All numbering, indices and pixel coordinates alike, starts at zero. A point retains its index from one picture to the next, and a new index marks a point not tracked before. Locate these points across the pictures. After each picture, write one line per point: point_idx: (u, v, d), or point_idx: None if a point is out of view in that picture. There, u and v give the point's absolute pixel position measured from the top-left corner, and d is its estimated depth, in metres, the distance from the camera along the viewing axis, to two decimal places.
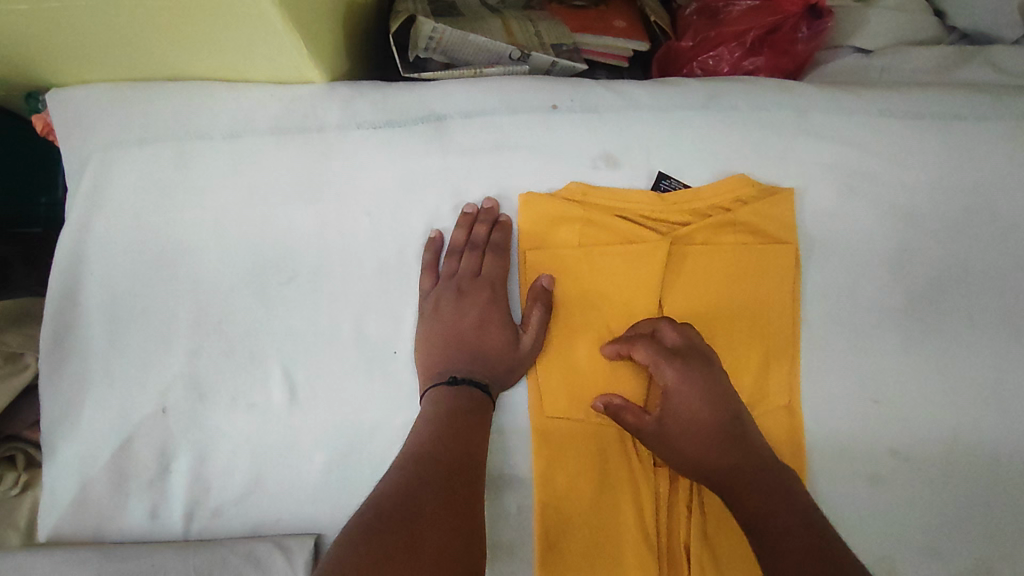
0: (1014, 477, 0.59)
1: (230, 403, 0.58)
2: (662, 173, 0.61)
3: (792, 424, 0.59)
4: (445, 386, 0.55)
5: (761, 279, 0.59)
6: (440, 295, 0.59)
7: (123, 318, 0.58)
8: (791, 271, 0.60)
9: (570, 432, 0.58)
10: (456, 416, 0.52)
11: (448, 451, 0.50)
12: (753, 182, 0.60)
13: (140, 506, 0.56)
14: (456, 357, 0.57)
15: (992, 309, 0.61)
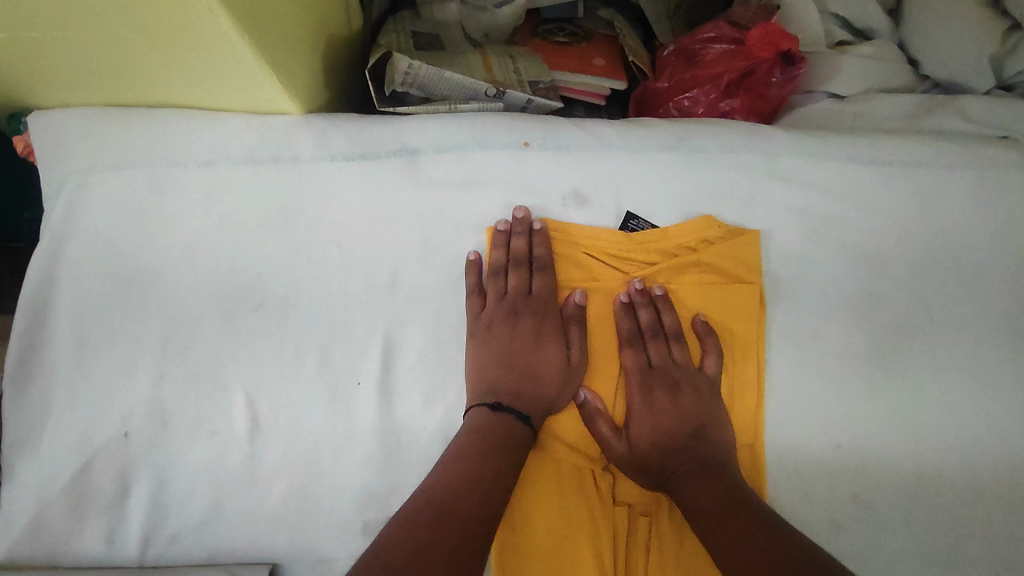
0: (976, 526, 0.59)
1: (192, 428, 0.58)
2: (631, 214, 0.62)
3: (756, 464, 0.59)
4: (487, 410, 0.56)
5: (723, 321, 0.61)
6: (514, 374, 0.59)
7: (91, 341, 0.59)
8: (756, 312, 0.60)
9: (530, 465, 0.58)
10: (481, 442, 0.53)
11: (470, 498, 0.49)
12: (720, 224, 0.61)
13: (97, 530, 0.56)
14: (502, 374, 0.59)
15: (958, 356, 0.61)
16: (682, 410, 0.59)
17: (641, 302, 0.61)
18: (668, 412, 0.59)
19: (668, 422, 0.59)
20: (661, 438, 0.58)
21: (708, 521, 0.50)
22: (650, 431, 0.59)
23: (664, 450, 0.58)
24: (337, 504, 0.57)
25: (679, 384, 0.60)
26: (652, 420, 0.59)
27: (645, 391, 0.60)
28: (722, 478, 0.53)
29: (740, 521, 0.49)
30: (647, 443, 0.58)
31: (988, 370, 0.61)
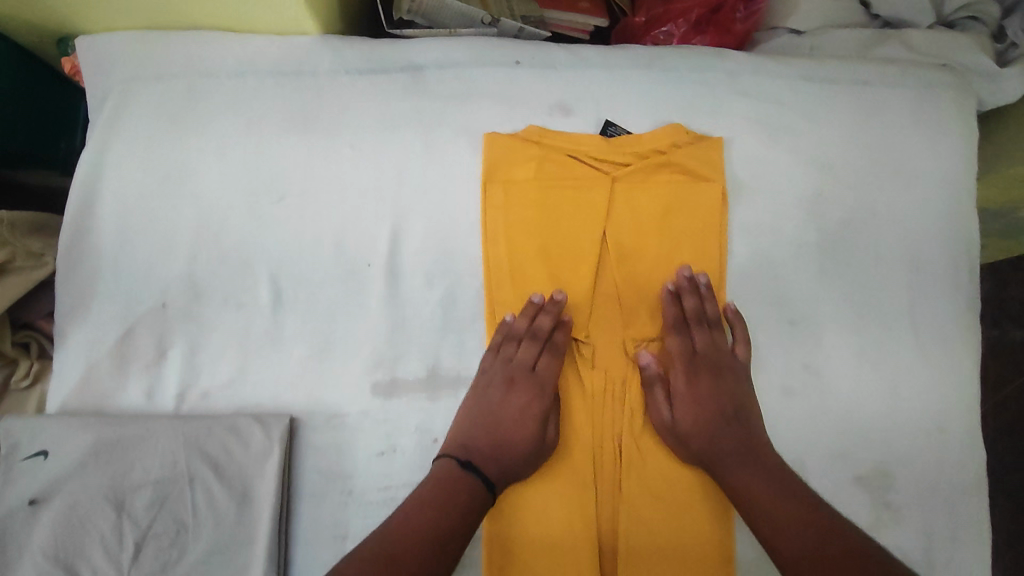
0: (912, 393, 0.67)
1: (222, 302, 0.66)
2: (609, 122, 0.70)
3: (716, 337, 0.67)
4: (453, 465, 0.59)
5: (693, 215, 0.68)
6: (518, 369, 0.64)
7: (132, 226, 0.67)
8: (719, 206, 0.68)
9: None
10: (437, 489, 0.57)
11: (424, 540, 0.53)
12: (685, 130, 0.69)
13: (138, 386, 0.64)
14: (479, 434, 0.62)
15: (897, 248, 0.69)
16: (724, 394, 0.64)
17: (688, 289, 0.66)
18: (709, 396, 0.64)
19: (708, 404, 0.63)
20: (701, 420, 0.63)
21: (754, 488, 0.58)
22: (699, 415, 0.63)
23: (710, 429, 0.62)
24: (350, 368, 0.65)
25: (722, 368, 0.65)
26: (695, 401, 0.64)
27: (690, 374, 0.65)
28: (765, 461, 0.60)
29: (779, 491, 0.57)
30: (696, 423, 0.63)
31: (923, 260, 0.69)
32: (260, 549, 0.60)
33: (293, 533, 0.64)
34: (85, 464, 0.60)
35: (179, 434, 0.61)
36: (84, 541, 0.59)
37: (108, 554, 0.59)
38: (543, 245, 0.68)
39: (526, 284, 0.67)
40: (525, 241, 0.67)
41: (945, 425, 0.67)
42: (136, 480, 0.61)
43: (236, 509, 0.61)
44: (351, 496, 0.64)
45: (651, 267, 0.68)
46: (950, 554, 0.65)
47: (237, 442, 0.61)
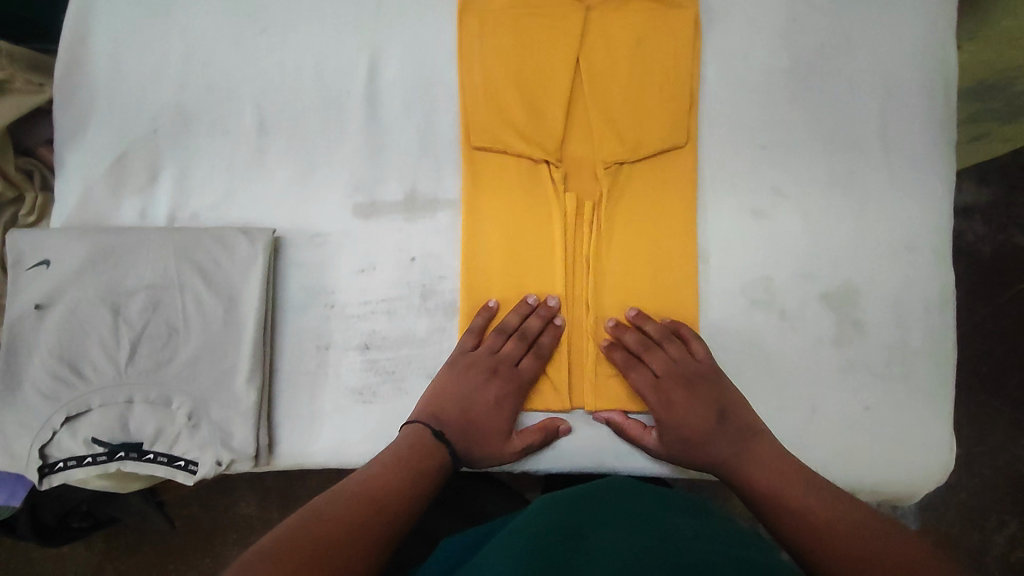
0: (880, 213, 0.68)
1: (209, 129, 0.69)
2: None
3: (689, 161, 0.68)
4: (427, 432, 0.59)
5: (667, 39, 0.69)
6: (478, 364, 0.63)
7: (123, 58, 0.70)
8: (692, 29, 0.69)
9: (491, 160, 0.68)
10: (414, 453, 0.57)
11: (399, 499, 0.52)
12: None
13: (132, 206, 0.68)
14: (450, 412, 0.62)
15: (870, 72, 0.69)
16: (708, 397, 0.62)
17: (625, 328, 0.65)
18: (690, 408, 0.62)
19: (693, 417, 0.61)
20: (697, 433, 0.61)
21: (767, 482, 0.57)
22: (682, 416, 0.62)
23: (703, 443, 0.61)
24: (330, 190, 0.68)
25: (691, 379, 0.63)
26: (678, 416, 0.62)
27: (663, 397, 0.63)
28: (784, 469, 0.57)
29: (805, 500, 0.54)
30: (691, 434, 0.61)
31: (898, 86, 0.69)
32: (247, 348, 0.63)
33: (279, 343, 0.67)
34: (82, 270, 0.64)
35: (169, 243, 0.65)
36: (85, 341, 0.63)
37: (106, 352, 0.63)
38: (517, 73, 0.69)
39: (501, 107, 0.68)
40: (499, 67, 0.69)
41: (914, 246, 0.68)
42: (130, 286, 0.64)
43: (224, 313, 0.64)
44: (333, 309, 0.67)
45: (623, 91, 0.69)
46: (915, 368, 0.67)
47: (224, 252, 0.65)
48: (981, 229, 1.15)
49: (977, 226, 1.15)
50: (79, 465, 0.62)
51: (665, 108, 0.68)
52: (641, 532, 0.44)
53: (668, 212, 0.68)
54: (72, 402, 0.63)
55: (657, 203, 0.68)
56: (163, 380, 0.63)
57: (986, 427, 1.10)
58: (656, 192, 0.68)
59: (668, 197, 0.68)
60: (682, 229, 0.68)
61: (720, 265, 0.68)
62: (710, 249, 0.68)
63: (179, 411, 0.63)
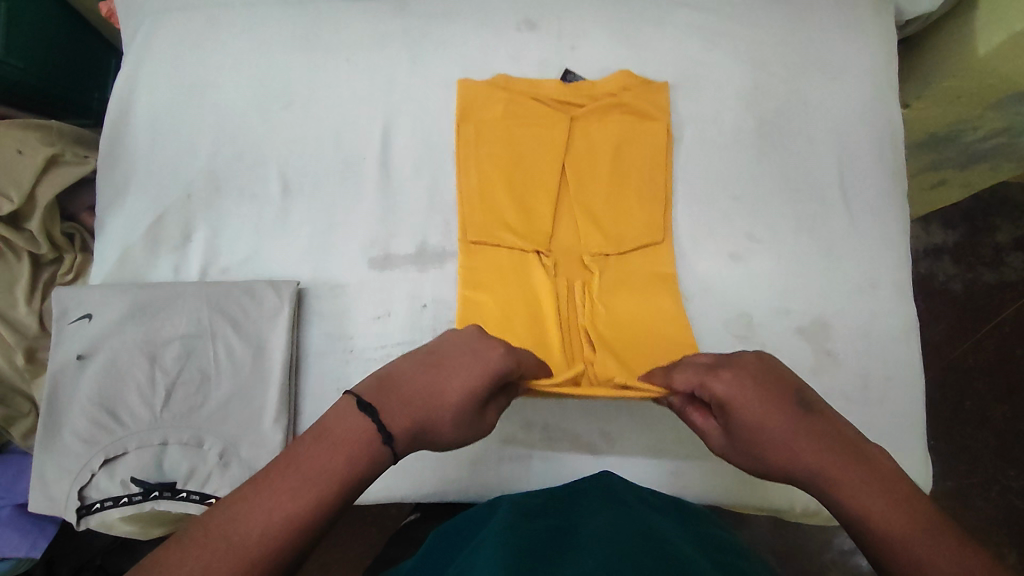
0: (845, 255, 0.76)
1: (238, 193, 0.76)
2: (568, 70, 0.80)
3: (667, 257, 0.75)
4: (356, 403, 0.48)
5: (645, 147, 0.77)
6: (448, 348, 0.55)
7: (160, 131, 0.78)
8: (665, 136, 0.77)
9: (486, 250, 0.75)
10: (316, 452, 0.44)
11: (267, 531, 0.41)
12: (634, 75, 0.78)
13: (167, 263, 0.74)
14: (404, 386, 0.51)
15: (827, 131, 0.78)
16: (767, 384, 0.52)
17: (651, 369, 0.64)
18: (755, 395, 0.51)
19: (757, 405, 0.51)
20: (769, 425, 0.50)
21: (881, 509, 0.44)
22: (743, 425, 0.51)
23: (780, 444, 0.49)
24: (348, 247, 0.75)
25: (742, 363, 0.55)
26: (743, 399, 0.51)
27: (718, 382, 0.53)
28: (885, 489, 0.45)
29: (926, 536, 0.42)
30: (756, 430, 0.50)
31: (852, 143, 0.78)
32: (274, 390, 0.69)
33: (302, 387, 0.72)
34: (122, 323, 0.70)
35: (203, 295, 0.71)
36: (123, 389, 0.69)
37: (143, 398, 0.68)
38: (510, 179, 0.77)
39: (494, 208, 0.76)
40: (494, 172, 0.77)
41: (878, 283, 0.75)
42: (165, 336, 0.70)
43: (252, 359, 0.70)
44: (352, 353, 0.72)
45: (605, 194, 0.77)
46: (887, 395, 0.73)
47: (253, 303, 0.71)
48: (951, 267, 1.26)
49: (948, 265, 1.27)
50: (116, 505, 0.66)
51: (643, 208, 0.76)
52: (614, 521, 0.53)
53: (654, 299, 0.73)
54: (111, 445, 0.67)
55: (641, 287, 0.74)
56: (195, 422, 0.68)
57: (976, 458, 1.16)
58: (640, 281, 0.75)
59: (651, 286, 0.74)
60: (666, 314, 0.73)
61: (704, 304, 0.75)
62: (693, 290, 0.75)
63: (211, 451, 0.68)
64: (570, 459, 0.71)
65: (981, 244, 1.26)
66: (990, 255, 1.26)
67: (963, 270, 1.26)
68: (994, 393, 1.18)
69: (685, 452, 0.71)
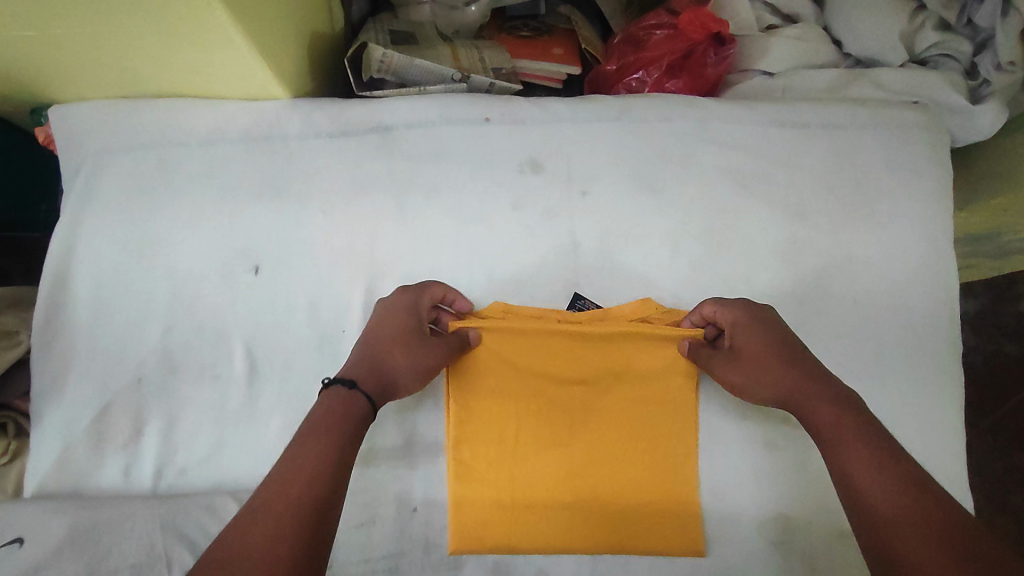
0: (899, 444, 0.66)
1: (197, 374, 0.65)
2: (577, 295, 0.68)
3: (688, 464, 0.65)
4: (334, 383, 0.53)
5: (669, 384, 0.65)
6: (405, 316, 0.61)
7: (106, 300, 0.67)
8: (690, 380, 0.65)
9: (479, 450, 0.64)
10: (316, 424, 0.49)
11: (307, 479, 0.45)
12: (659, 304, 0.67)
13: (115, 465, 0.64)
14: (363, 355, 0.58)
15: (871, 294, 0.69)
16: (766, 322, 0.61)
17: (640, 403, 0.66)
18: (751, 329, 0.60)
19: (749, 332, 0.60)
20: (755, 350, 0.59)
21: (825, 423, 0.53)
22: (745, 352, 0.60)
23: (762, 377, 0.58)
24: None
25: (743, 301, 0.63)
26: (734, 332, 0.61)
27: (721, 316, 0.62)
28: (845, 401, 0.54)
29: (853, 447, 0.50)
30: (744, 350, 0.60)
31: (901, 305, 0.69)
32: None
33: None
34: (58, 552, 0.57)
35: (155, 515, 0.60)
36: None
37: None
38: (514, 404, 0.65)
39: (494, 429, 0.64)
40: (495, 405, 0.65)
41: (938, 467, 0.66)
42: (112, 565, 0.57)
43: None
44: None
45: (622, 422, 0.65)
46: None
47: (213, 521, 0.60)
48: (971, 339, 1.17)
49: (968, 337, 1.17)
50: None
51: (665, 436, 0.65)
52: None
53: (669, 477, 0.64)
54: None
55: (652, 506, 0.63)
56: None
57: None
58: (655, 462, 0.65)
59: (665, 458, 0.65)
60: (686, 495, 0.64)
61: (738, 502, 0.64)
62: (729, 484, 0.65)
63: None
64: None
65: (1004, 314, 1.16)
66: (1011, 323, 1.15)
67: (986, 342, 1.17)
68: (1019, 483, 1.13)
69: None
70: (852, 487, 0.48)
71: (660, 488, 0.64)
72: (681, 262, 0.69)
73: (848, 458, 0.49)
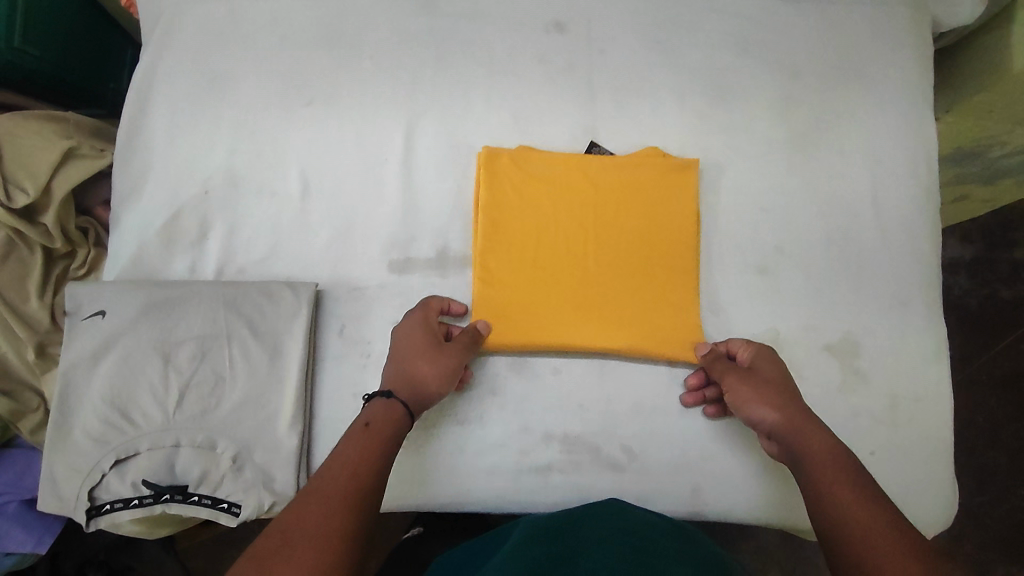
0: (876, 273, 0.74)
1: (257, 191, 0.75)
2: (593, 142, 0.77)
3: (687, 282, 0.73)
4: (381, 402, 0.62)
5: (673, 217, 0.74)
6: (418, 325, 0.67)
7: (179, 126, 0.76)
8: (691, 214, 0.74)
9: (501, 268, 0.73)
10: (381, 425, 0.60)
11: (368, 472, 0.55)
12: (663, 153, 0.76)
13: (183, 262, 0.73)
14: (394, 372, 0.65)
15: (858, 147, 0.77)
16: (786, 386, 0.65)
17: (646, 237, 0.74)
18: (772, 376, 0.66)
19: (770, 377, 0.65)
20: (776, 390, 0.64)
21: (819, 453, 0.59)
22: (762, 376, 0.65)
23: (776, 405, 0.63)
24: (368, 249, 0.73)
25: (765, 352, 0.68)
26: (758, 374, 0.66)
27: (755, 357, 0.68)
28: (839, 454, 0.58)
29: (843, 478, 0.56)
30: (765, 383, 0.65)
31: (885, 157, 0.77)
32: (289, 395, 0.68)
33: (318, 391, 0.71)
34: (136, 321, 0.68)
35: (219, 294, 0.69)
36: (135, 387, 0.67)
37: (156, 398, 0.67)
38: (534, 231, 0.74)
39: (515, 252, 0.73)
40: (518, 230, 0.74)
41: (909, 295, 0.74)
42: (180, 336, 0.68)
43: (269, 361, 0.68)
44: (369, 358, 0.71)
45: (629, 249, 0.74)
46: (916, 417, 0.72)
47: (270, 303, 0.69)
48: (966, 283, 1.19)
49: (963, 280, 1.20)
50: (126, 507, 0.66)
51: (667, 261, 0.73)
52: (618, 540, 0.54)
53: (668, 293, 0.73)
54: (122, 446, 0.66)
55: (653, 318, 0.72)
56: (209, 425, 0.67)
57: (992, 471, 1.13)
58: (658, 283, 0.73)
59: (665, 279, 0.73)
60: (683, 308, 0.73)
61: (729, 315, 0.73)
62: (722, 302, 0.74)
63: (224, 455, 0.67)
64: (591, 473, 0.70)
65: (998, 260, 1.19)
66: (1007, 271, 1.18)
67: (979, 286, 1.19)
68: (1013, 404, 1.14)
69: (709, 470, 0.70)
70: (836, 499, 0.54)
71: (661, 303, 0.73)
72: (687, 113, 0.77)
73: (839, 483, 0.55)
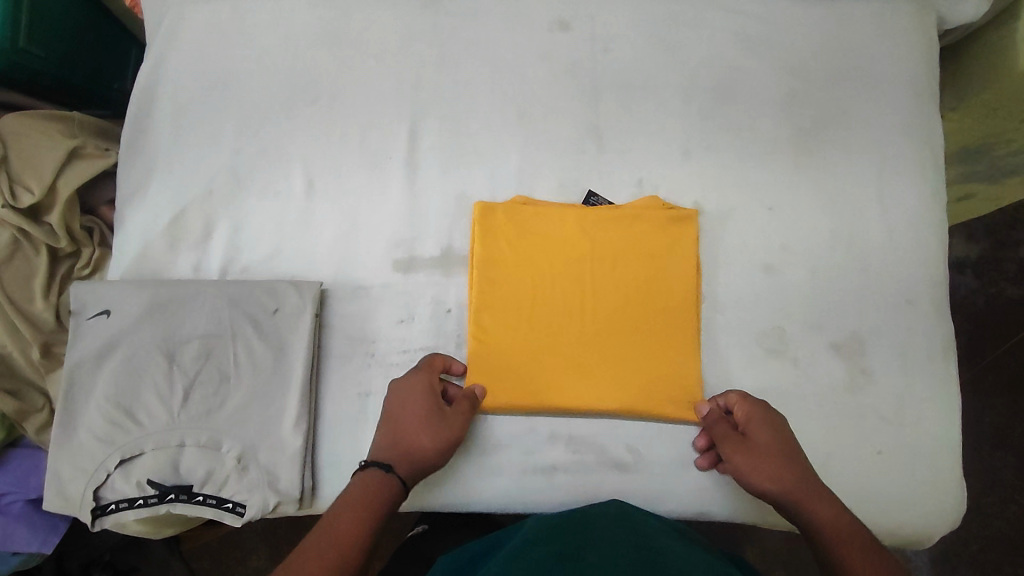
0: (882, 271, 0.74)
1: (261, 191, 0.75)
2: (592, 192, 0.75)
3: (689, 337, 0.72)
4: (376, 475, 0.61)
5: (673, 269, 0.73)
6: (416, 388, 0.66)
7: (183, 125, 0.76)
8: (691, 265, 0.73)
9: (497, 327, 0.71)
10: (369, 496, 0.59)
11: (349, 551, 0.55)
12: (663, 202, 0.75)
13: (188, 261, 0.73)
14: (391, 439, 0.64)
15: (864, 144, 0.77)
16: (782, 445, 0.64)
17: (646, 287, 0.73)
18: (767, 436, 0.64)
19: (765, 438, 0.64)
20: (772, 453, 0.63)
21: (828, 524, 0.58)
22: (757, 439, 0.64)
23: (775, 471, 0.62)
24: (372, 248, 0.73)
25: (758, 405, 0.66)
26: (752, 435, 0.64)
27: (748, 412, 0.66)
28: (844, 525, 0.58)
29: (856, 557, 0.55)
30: (759, 446, 0.63)
31: (891, 154, 0.76)
32: (294, 395, 0.68)
33: (323, 390, 0.71)
34: (140, 321, 0.68)
35: (223, 293, 0.69)
36: (139, 387, 0.67)
37: (160, 398, 0.67)
38: (531, 286, 0.73)
39: (512, 309, 0.72)
40: (514, 287, 0.72)
41: (916, 293, 0.73)
42: (185, 335, 0.68)
43: (273, 362, 0.68)
44: (374, 357, 0.71)
45: (628, 304, 0.72)
46: (923, 415, 0.71)
47: (274, 303, 0.69)
48: (973, 282, 1.19)
49: (969, 278, 1.19)
50: (131, 507, 0.66)
51: (667, 316, 0.72)
52: (623, 538, 0.54)
53: (670, 347, 0.71)
54: (127, 445, 0.66)
55: (653, 374, 0.70)
56: (214, 425, 0.67)
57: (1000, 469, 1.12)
58: (659, 338, 0.71)
59: (667, 333, 0.71)
60: (684, 364, 0.71)
61: (735, 314, 0.73)
62: (727, 301, 0.73)
63: (228, 454, 0.66)
64: (597, 473, 0.70)
65: (1005, 259, 1.18)
66: (1014, 271, 1.18)
67: (986, 284, 1.18)
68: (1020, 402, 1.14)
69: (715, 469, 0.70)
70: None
71: (663, 360, 0.71)
72: (692, 110, 0.77)
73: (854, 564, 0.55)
